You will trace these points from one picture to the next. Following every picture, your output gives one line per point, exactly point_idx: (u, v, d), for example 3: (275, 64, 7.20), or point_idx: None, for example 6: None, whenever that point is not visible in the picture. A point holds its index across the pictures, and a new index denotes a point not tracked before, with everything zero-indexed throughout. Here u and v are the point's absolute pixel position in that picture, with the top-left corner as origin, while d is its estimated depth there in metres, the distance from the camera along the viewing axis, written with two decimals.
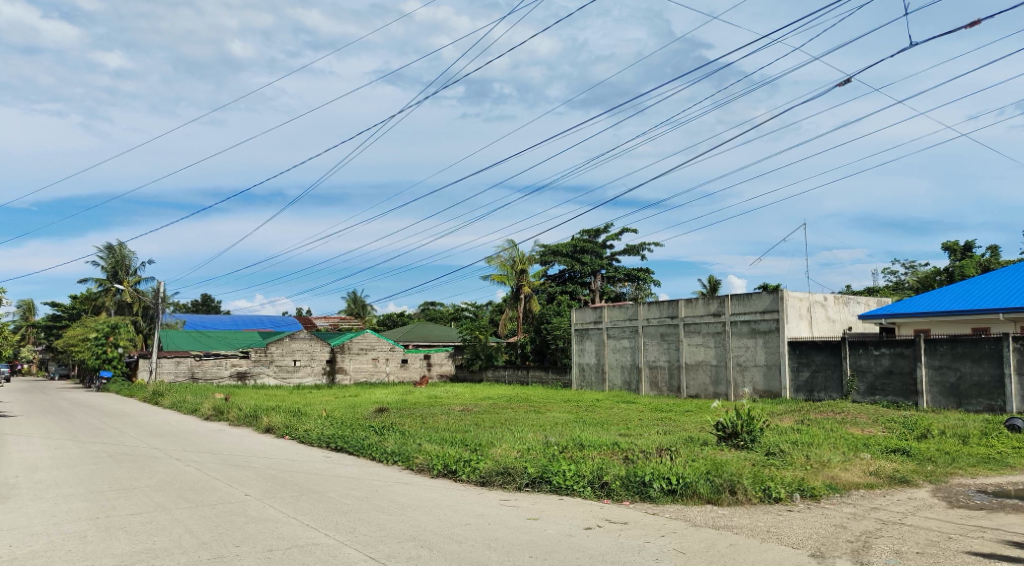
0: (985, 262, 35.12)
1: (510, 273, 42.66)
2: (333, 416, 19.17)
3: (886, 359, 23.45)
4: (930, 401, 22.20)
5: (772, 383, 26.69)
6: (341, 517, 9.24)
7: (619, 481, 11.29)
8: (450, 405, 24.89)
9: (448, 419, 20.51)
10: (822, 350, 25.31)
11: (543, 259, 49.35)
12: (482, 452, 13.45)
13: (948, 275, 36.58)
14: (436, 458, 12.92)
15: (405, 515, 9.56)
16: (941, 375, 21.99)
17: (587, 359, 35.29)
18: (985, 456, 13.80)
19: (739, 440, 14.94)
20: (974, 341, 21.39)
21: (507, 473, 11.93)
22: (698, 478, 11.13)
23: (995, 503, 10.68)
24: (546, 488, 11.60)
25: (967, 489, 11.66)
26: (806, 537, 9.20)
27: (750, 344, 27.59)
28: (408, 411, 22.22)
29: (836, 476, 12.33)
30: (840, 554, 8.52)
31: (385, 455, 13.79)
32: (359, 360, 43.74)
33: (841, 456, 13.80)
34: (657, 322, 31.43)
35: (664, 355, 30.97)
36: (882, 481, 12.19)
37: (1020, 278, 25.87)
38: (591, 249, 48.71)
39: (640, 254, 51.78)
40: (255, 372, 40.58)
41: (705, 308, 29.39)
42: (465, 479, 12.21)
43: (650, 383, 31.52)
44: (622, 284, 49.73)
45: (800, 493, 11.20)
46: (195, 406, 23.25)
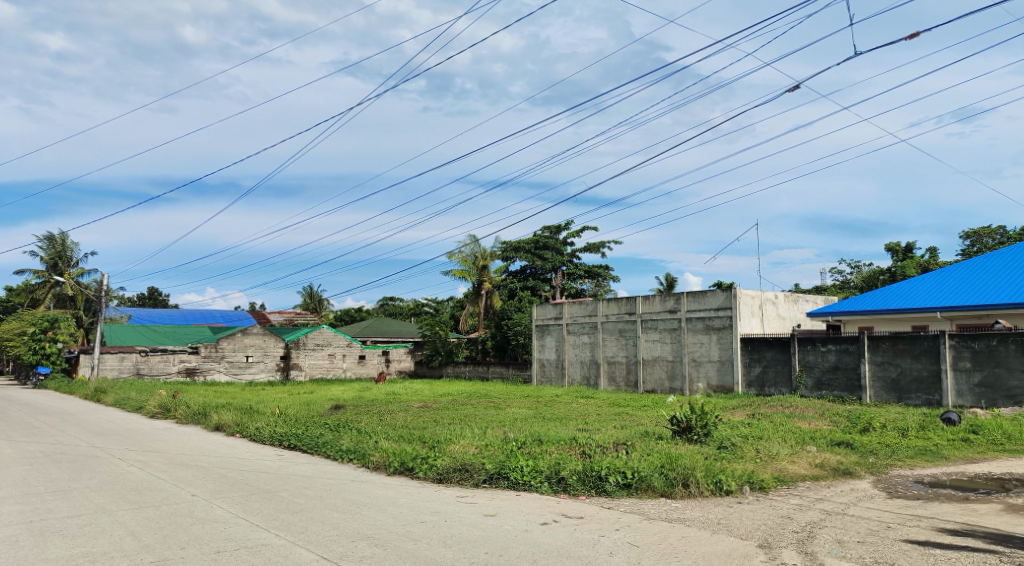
0: (926, 262, 36.28)
1: (472, 269, 42.98)
2: (286, 413, 19.07)
3: (832, 355, 24.12)
4: (874, 396, 22.90)
5: (726, 378, 27.21)
6: (293, 517, 9.27)
7: (576, 476, 11.50)
8: (408, 402, 24.89)
9: (406, 416, 20.58)
10: (773, 346, 25.94)
11: (504, 254, 49.47)
12: (439, 449, 13.54)
13: (891, 275, 37.68)
14: (393, 456, 12.97)
15: (359, 514, 9.62)
16: (884, 371, 22.68)
17: (547, 354, 35.56)
18: (923, 448, 14.34)
19: (693, 434, 15.27)
20: (914, 337, 22.08)
21: (464, 469, 12.04)
22: (652, 472, 11.43)
23: (932, 493, 11.14)
24: (503, 484, 11.74)
25: (906, 480, 12.13)
26: (755, 528, 9.50)
27: (705, 340, 28.10)
28: (364, 408, 22.15)
29: (784, 468, 12.72)
30: (786, 544, 8.83)
31: (340, 452, 13.80)
32: (315, 356, 43.40)
33: (789, 449, 14.21)
34: (615, 318, 31.81)
35: (622, 350, 31.36)
36: (828, 473, 12.61)
37: (956, 278, 26.86)
38: (552, 245, 48.97)
39: (600, 251, 52.27)
40: (205, 368, 39.90)
41: (662, 305, 29.85)
42: (422, 476, 12.29)
43: (609, 378, 31.89)
44: (581, 280, 50.15)
45: (751, 485, 11.55)
46: (141, 403, 22.90)
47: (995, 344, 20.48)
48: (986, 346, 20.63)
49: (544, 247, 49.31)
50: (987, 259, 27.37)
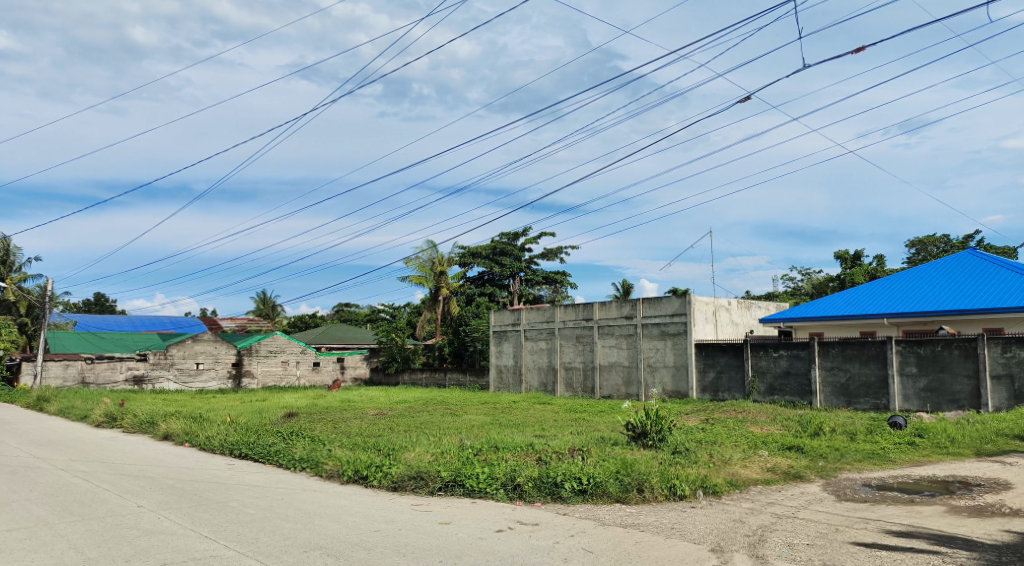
0: (873, 271, 37.22)
1: (429, 275, 42.84)
2: (237, 421, 18.71)
3: (784, 360, 24.56)
4: (824, 400, 23.38)
5: (681, 383, 27.51)
6: (243, 527, 9.09)
7: (532, 483, 11.48)
8: (363, 409, 24.63)
9: (361, 423, 20.36)
10: (726, 352, 26.31)
11: (462, 260, 49.34)
12: (395, 457, 13.41)
13: (839, 282, 38.57)
14: (347, 464, 12.82)
15: (312, 523, 9.49)
16: (833, 375, 23.16)
17: (505, 360, 35.53)
18: (870, 451, 14.67)
19: (648, 439, 15.39)
20: (862, 343, 22.60)
21: (419, 477, 11.95)
22: (607, 478, 11.48)
23: (879, 495, 11.42)
24: (459, 491, 11.68)
25: (854, 483, 12.40)
26: (707, 532, 9.62)
27: (660, 346, 28.37)
28: (318, 416, 21.81)
29: (737, 473, 12.91)
30: (738, 548, 8.95)
31: (293, 461, 13.58)
32: (268, 363, 42.69)
33: (741, 453, 14.40)
34: (572, 325, 31.95)
35: (579, 356, 31.50)
36: (779, 477, 12.82)
37: (902, 285, 27.58)
38: (511, 252, 48.99)
39: (557, 257, 52.45)
40: (154, 376, 38.89)
41: (618, 311, 30.07)
42: (376, 485, 12.17)
43: (566, 384, 32.00)
44: (539, 286, 50.28)
45: (704, 490, 11.67)
46: (86, 412, 22.23)
47: (939, 349, 21.07)
48: (930, 352, 21.21)
49: (502, 253, 49.17)
50: (930, 267, 28.23)
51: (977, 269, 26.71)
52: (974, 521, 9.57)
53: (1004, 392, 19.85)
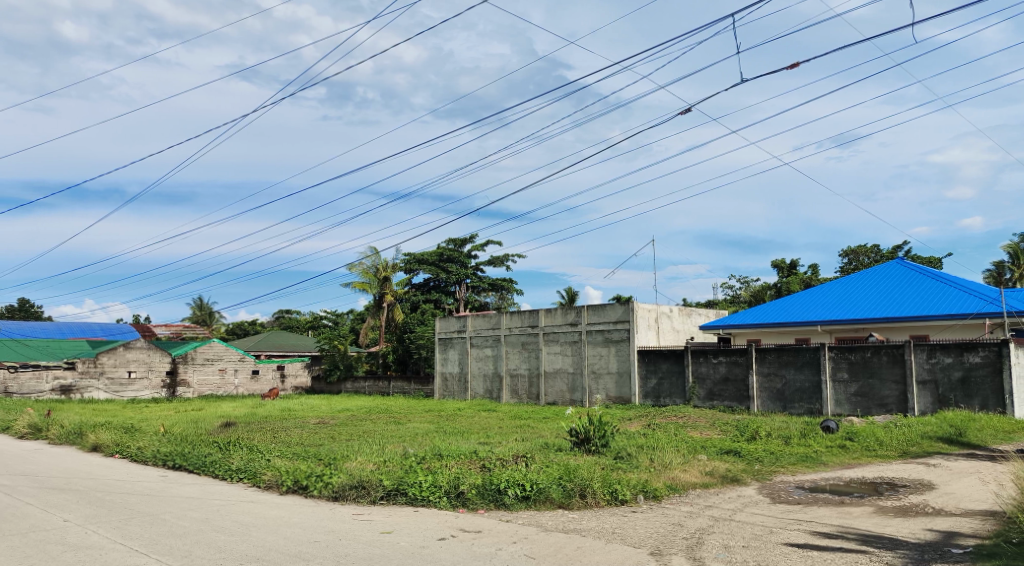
0: (807, 279, 38.31)
1: (373, 282, 42.63)
2: (172, 431, 18.22)
3: (723, 366, 25.07)
4: (760, 405, 23.95)
5: (624, 389, 27.83)
6: (176, 541, 8.86)
7: (476, 490, 11.47)
8: (304, 419, 24.20)
9: (302, 432, 20.07)
10: (668, 358, 26.70)
11: (408, 267, 48.98)
12: (336, 466, 13.21)
13: (776, 290, 39.60)
14: (286, 474, 12.61)
15: (248, 535, 9.29)
16: (769, 382, 23.77)
17: (450, 368, 35.42)
18: (804, 455, 15.06)
19: (591, 445, 15.52)
20: (797, 349, 23.21)
21: (361, 487, 11.81)
22: (550, 484, 11.54)
23: (812, 497, 11.74)
24: (401, 500, 11.59)
25: (788, 486, 12.73)
26: (648, 536, 9.74)
27: (604, 352, 28.68)
28: (257, 426, 21.37)
29: (676, 477, 13.12)
30: (677, 551, 9.09)
31: (230, 472, 13.29)
32: (204, 372, 41.73)
33: (681, 458, 14.67)
34: (518, 331, 32.04)
35: (524, 363, 31.59)
36: (717, 481, 13.07)
37: (835, 293, 28.47)
38: (456, 258, 48.87)
39: (503, 264, 52.56)
40: (83, 386, 37.55)
41: (563, 318, 30.28)
42: (317, 495, 11.99)
43: (512, 391, 32.06)
44: (485, 293, 50.32)
45: (645, 494, 11.83)
46: (8, 424, 21.30)
47: (869, 356, 21.79)
48: (861, 358, 21.91)
49: (449, 259, 49.11)
50: (863, 276, 29.17)
51: (906, 278, 27.72)
52: (899, 521, 9.91)
53: (929, 397, 20.61)
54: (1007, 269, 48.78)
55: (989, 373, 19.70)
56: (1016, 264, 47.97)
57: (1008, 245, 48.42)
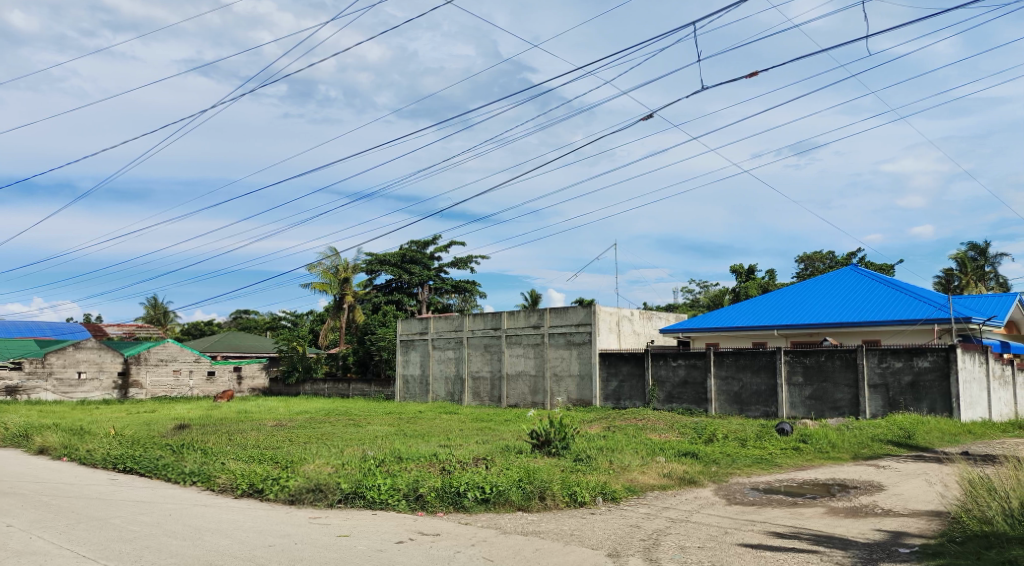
0: (765, 284, 38.92)
1: (333, 282, 42.29)
2: (122, 433, 17.81)
3: (682, 369, 25.35)
4: (718, 408, 24.24)
5: (585, 392, 27.99)
6: (125, 546, 8.66)
7: (435, 493, 11.42)
8: (261, 420, 23.79)
9: (259, 435, 19.77)
10: (629, 361, 26.90)
11: (370, 267, 48.59)
12: (293, 469, 13.07)
13: (735, 295, 40.19)
14: (241, 477, 12.43)
15: (201, 540, 9.12)
16: (727, 385, 24.07)
17: (411, 370, 35.25)
18: (760, 457, 15.30)
19: (551, 447, 15.57)
20: (754, 353, 23.56)
21: (318, 490, 11.68)
22: (509, 486, 11.54)
23: (766, 498, 11.94)
24: (359, 503, 11.49)
25: (745, 487, 12.92)
26: (605, 537, 9.80)
27: (566, 355, 28.80)
28: (211, 428, 21.02)
29: (635, 479, 13.22)
30: (634, 552, 9.16)
31: (183, 475, 13.04)
32: (158, 373, 40.93)
33: (640, 460, 14.78)
34: (481, 334, 32.00)
35: (486, 366, 31.58)
36: (674, 482, 13.20)
37: (792, 298, 28.98)
38: (420, 259, 48.61)
39: (466, 266, 52.48)
40: (29, 387, 36.54)
41: (526, 320, 30.32)
42: (272, 498, 11.84)
43: (473, 394, 32.03)
44: (448, 295, 50.19)
45: (603, 496, 11.92)
46: None
47: (823, 359, 22.19)
48: (816, 362, 22.31)
49: (411, 261, 48.84)
50: (818, 281, 29.74)
51: (859, 284, 28.34)
52: (850, 521, 10.11)
53: (880, 400, 21.08)
54: (956, 276, 50.18)
55: (937, 377, 20.19)
56: (964, 271, 49.36)
57: (956, 253, 49.84)
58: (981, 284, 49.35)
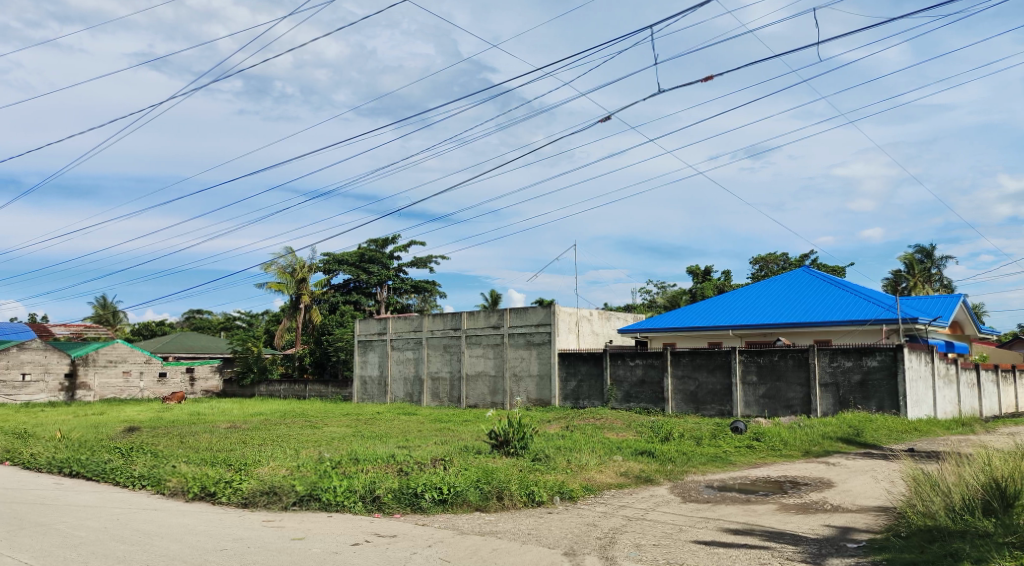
0: (721, 285, 39.50)
1: (289, 281, 41.90)
2: (68, 437, 17.32)
3: (639, 369, 25.58)
4: (675, 407, 24.51)
5: (544, 391, 28.09)
6: (69, 552, 8.43)
7: (392, 495, 11.34)
8: (214, 423, 23.40)
9: (212, 437, 19.43)
10: (587, 361, 27.05)
11: (328, 267, 48.07)
12: (247, 472, 12.88)
13: (692, 296, 40.67)
14: (192, 481, 12.19)
15: (150, 545, 8.93)
16: (684, 384, 24.37)
17: (370, 371, 35.00)
18: (714, 455, 15.51)
19: (510, 447, 15.57)
20: (709, 353, 23.88)
21: (273, 492, 11.52)
22: (467, 486, 11.52)
23: (720, 495, 12.10)
24: (314, 505, 11.35)
25: (699, 485, 13.07)
26: (562, 536, 9.84)
27: (526, 355, 28.87)
28: (162, 430, 20.58)
29: (592, 477, 13.31)
30: (590, 550, 9.21)
31: (132, 479, 12.75)
32: (106, 374, 39.95)
33: (597, 458, 14.90)
34: (440, 334, 31.90)
35: (446, 366, 31.48)
36: (631, 481, 13.32)
37: (746, 299, 29.42)
38: (378, 259, 48.26)
39: (426, 266, 52.25)
40: None
41: (485, 320, 30.30)
42: (225, 501, 11.64)
43: (432, 394, 31.89)
44: (408, 295, 49.92)
45: (561, 495, 11.95)
46: None
47: (776, 359, 22.59)
48: (769, 361, 22.70)
49: (370, 260, 48.45)
50: (772, 283, 30.23)
51: (811, 285, 28.92)
52: (800, 517, 10.30)
53: (831, 399, 21.53)
54: (903, 278, 51.53)
55: (885, 376, 20.70)
56: (911, 273, 50.67)
57: (904, 256, 51.17)
58: (927, 285, 50.74)
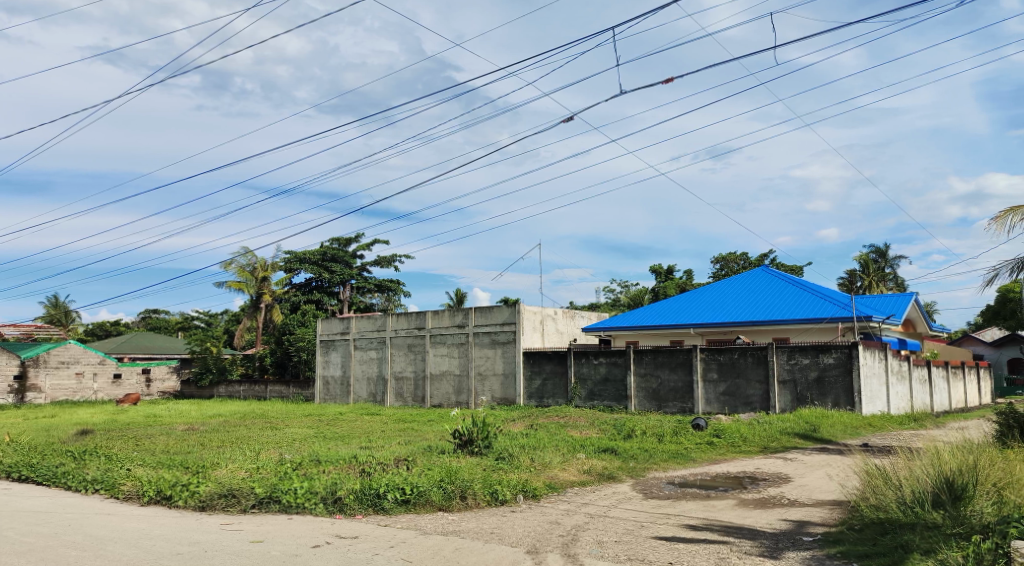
0: (683, 284, 39.90)
1: (250, 280, 41.44)
2: (17, 440, 16.87)
3: (603, 367, 25.72)
4: (637, 405, 24.71)
5: (509, 390, 28.11)
6: (17, 559, 8.22)
7: (354, 496, 11.25)
8: (170, 425, 23.01)
9: (169, 439, 19.09)
10: (552, 359, 27.11)
11: (290, 266, 47.51)
12: (205, 474, 12.68)
13: (654, 295, 41.03)
14: (148, 484, 11.96)
15: (103, 550, 8.74)
16: (646, 382, 24.57)
17: (332, 371, 34.70)
18: (675, 452, 15.66)
19: (474, 446, 15.54)
20: (671, 351, 24.09)
21: (231, 495, 11.36)
22: (430, 486, 11.47)
23: (681, 492, 12.21)
24: (274, 508, 11.21)
25: (661, 482, 13.16)
26: (525, 535, 9.84)
27: (490, 354, 28.85)
28: (116, 433, 20.14)
29: (555, 476, 13.34)
30: (552, 548, 9.22)
31: (85, 483, 12.47)
32: (58, 376, 38.98)
33: (561, 457, 14.94)
34: (404, 333, 31.73)
35: (410, 366, 31.32)
36: (594, 478, 13.40)
37: (708, 298, 29.74)
38: (341, 257, 47.84)
39: (389, 265, 51.95)
40: None
41: (450, 319, 30.21)
42: (182, 505, 11.43)
43: (396, 394, 31.71)
44: (371, 295, 49.58)
45: (525, 494, 11.96)
46: None
47: (736, 357, 22.88)
48: (729, 359, 22.98)
49: (333, 259, 48.06)
50: (733, 282, 30.59)
51: (770, 284, 29.35)
52: (758, 512, 10.44)
53: (788, 396, 21.87)
54: (858, 278, 52.62)
55: (841, 373, 21.10)
56: (866, 273, 51.71)
57: (860, 256, 52.24)
58: (881, 285, 51.83)
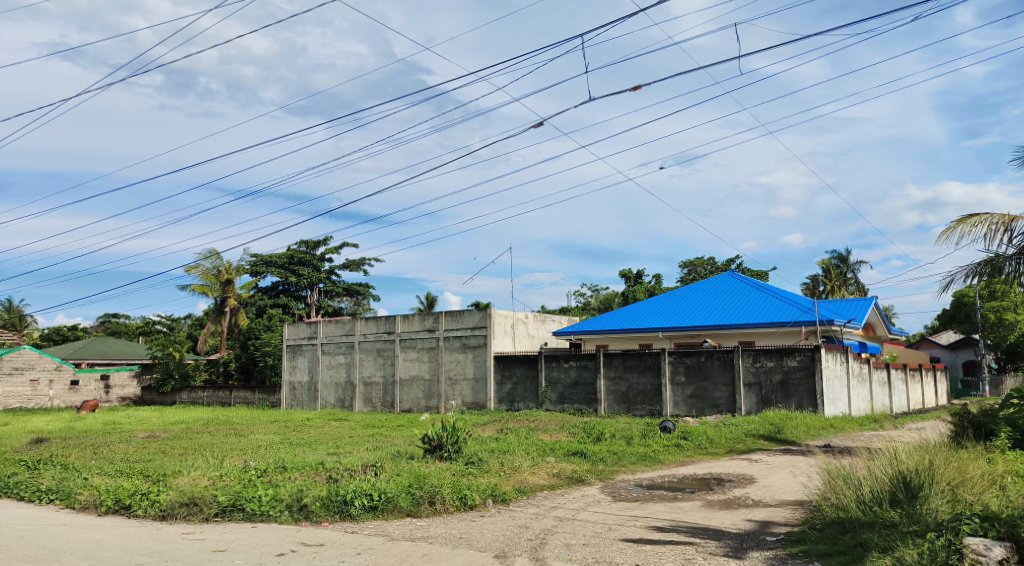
0: (651, 288, 40.07)
1: (214, 284, 40.79)
2: None
3: (573, 371, 25.71)
4: (607, 408, 24.74)
5: (479, 395, 27.98)
6: None
7: (320, 502, 11.07)
8: (130, 432, 22.49)
9: (129, 447, 18.65)
10: (522, 363, 27.04)
11: (256, 269, 46.86)
12: (165, 482, 12.38)
13: (623, 298, 41.16)
14: (105, 493, 11.64)
15: (56, 562, 8.46)
16: (615, 385, 24.59)
17: (299, 376, 34.28)
18: (644, 454, 15.67)
19: (443, 451, 15.37)
20: (640, 354, 24.14)
21: (193, 504, 11.10)
22: (398, 492, 11.32)
23: (649, 493, 12.20)
24: (237, 516, 10.99)
25: (629, 484, 13.14)
26: (494, 539, 9.73)
27: (461, 358, 28.69)
28: (73, 441, 19.63)
29: (524, 480, 13.25)
30: (520, 553, 9.13)
31: (39, 493, 12.11)
32: (11, 383, 38.26)
33: (530, 461, 14.83)
34: (373, 338, 31.44)
35: (379, 370, 31.04)
36: (563, 481, 13.33)
37: (677, 301, 29.89)
38: (309, 261, 47.31)
39: (358, 269, 51.53)
40: None
41: (420, 324, 29.99)
42: (141, 514, 11.14)
43: (365, 399, 31.40)
44: (339, 298, 49.14)
45: (493, 498, 11.87)
46: None
47: (703, 360, 23.00)
48: (697, 362, 23.09)
49: (299, 263, 47.47)
50: (702, 285, 30.77)
51: (738, 287, 29.56)
52: (724, 513, 10.45)
53: (754, 398, 22.02)
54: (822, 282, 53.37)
55: (805, 375, 21.30)
56: (829, 277, 52.47)
57: (824, 260, 53.04)
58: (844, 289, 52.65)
